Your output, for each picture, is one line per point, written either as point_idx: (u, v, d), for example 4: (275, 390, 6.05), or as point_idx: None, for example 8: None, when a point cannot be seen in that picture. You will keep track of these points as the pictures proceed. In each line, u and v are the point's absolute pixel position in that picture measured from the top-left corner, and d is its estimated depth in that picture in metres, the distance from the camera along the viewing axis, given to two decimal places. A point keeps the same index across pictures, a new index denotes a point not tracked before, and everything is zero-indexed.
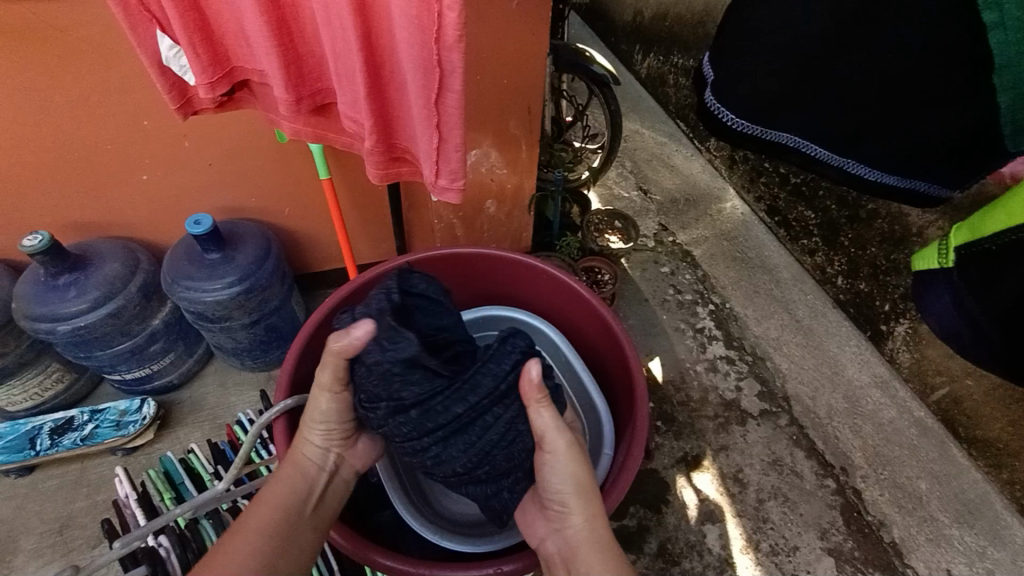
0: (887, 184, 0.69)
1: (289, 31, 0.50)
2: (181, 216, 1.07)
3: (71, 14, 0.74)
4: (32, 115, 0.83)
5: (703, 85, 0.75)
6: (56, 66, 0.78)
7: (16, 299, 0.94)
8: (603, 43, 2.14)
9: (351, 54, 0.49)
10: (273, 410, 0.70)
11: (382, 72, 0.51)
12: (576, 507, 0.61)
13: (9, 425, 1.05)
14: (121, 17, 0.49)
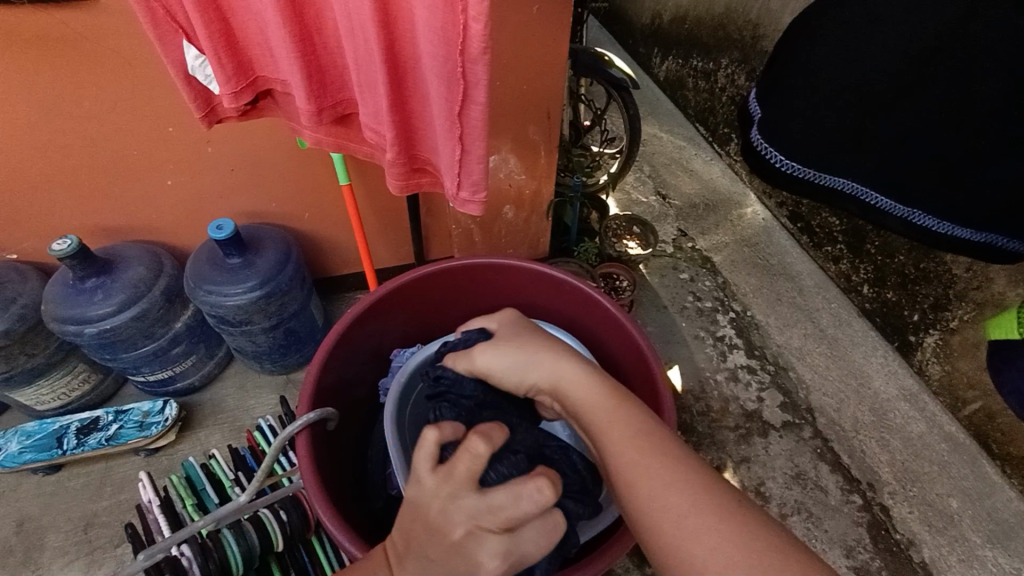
0: (959, 236, 0.75)
1: (312, 42, 0.50)
2: (204, 220, 1.08)
3: (100, 23, 0.75)
4: (63, 122, 0.85)
5: (750, 123, 0.85)
6: (87, 74, 0.80)
7: (45, 301, 0.97)
8: (621, 46, 2.13)
9: (374, 66, 0.48)
10: (301, 421, 0.71)
11: (404, 84, 0.50)
12: (543, 372, 0.64)
13: (37, 424, 1.08)
14: (150, 28, 0.49)
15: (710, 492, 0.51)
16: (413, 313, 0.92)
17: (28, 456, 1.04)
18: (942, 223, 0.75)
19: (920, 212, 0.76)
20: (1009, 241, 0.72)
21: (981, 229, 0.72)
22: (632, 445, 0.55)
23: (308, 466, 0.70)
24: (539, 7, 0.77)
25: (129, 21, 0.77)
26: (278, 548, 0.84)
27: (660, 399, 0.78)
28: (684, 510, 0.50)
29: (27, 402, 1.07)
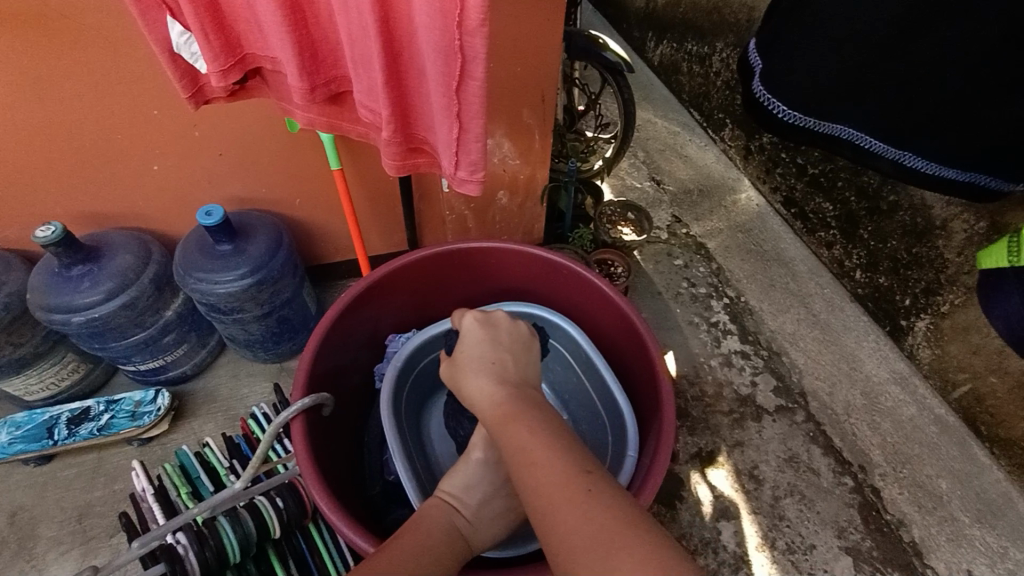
0: (948, 176, 0.74)
1: (303, 16, 0.48)
2: (192, 207, 1.06)
3: (79, 0, 0.73)
4: (43, 104, 0.83)
5: (750, 75, 0.81)
6: (67, 53, 0.78)
7: (30, 290, 0.95)
8: (615, 30, 2.10)
9: (369, 41, 0.47)
10: (294, 406, 0.70)
11: (400, 58, 0.49)
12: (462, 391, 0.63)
13: (27, 415, 1.06)
14: (131, 2, 0.47)
15: (574, 494, 0.47)
16: (409, 298, 0.92)
17: (17, 447, 1.03)
18: (931, 165, 0.74)
19: (912, 154, 0.75)
20: (991, 180, 0.73)
21: (969, 169, 0.72)
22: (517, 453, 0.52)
23: (304, 449, 0.70)
24: None
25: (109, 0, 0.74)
26: (275, 535, 0.84)
27: (658, 384, 0.78)
28: (549, 516, 0.46)
29: (15, 393, 1.05)
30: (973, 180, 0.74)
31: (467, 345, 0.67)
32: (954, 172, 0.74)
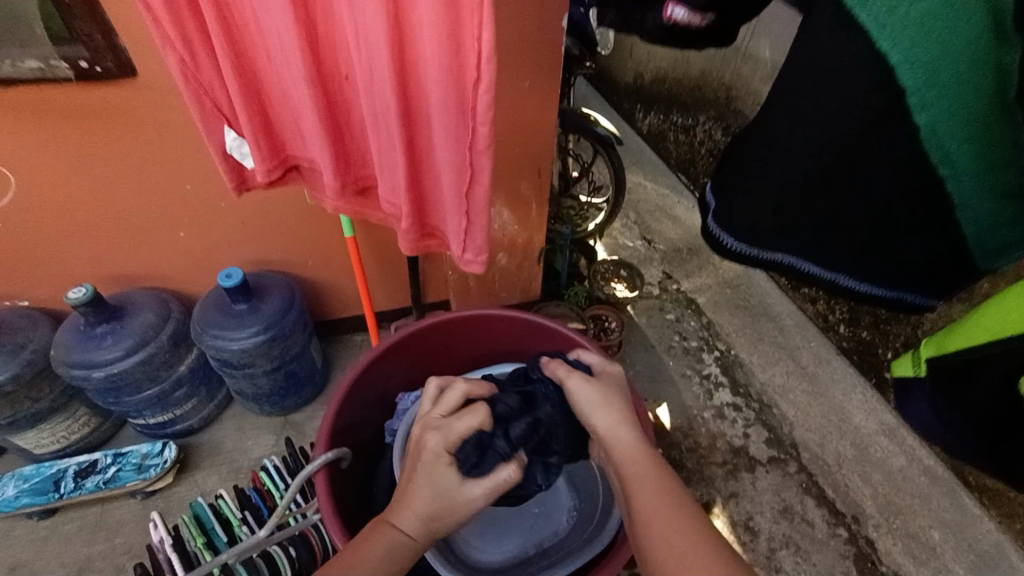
0: (874, 295, 0.56)
1: (341, 131, 0.57)
2: (212, 268, 1.14)
3: (135, 97, 0.85)
4: (86, 179, 0.92)
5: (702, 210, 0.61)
6: (115, 134, 0.88)
7: (55, 346, 1.00)
8: (605, 102, 2.28)
9: (394, 152, 0.55)
10: (319, 458, 0.74)
11: (420, 165, 0.57)
12: (599, 419, 0.66)
13: (35, 468, 1.09)
14: (197, 114, 0.56)
15: (720, 553, 0.51)
16: (412, 358, 0.96)
17: (24, 500, 1.04)
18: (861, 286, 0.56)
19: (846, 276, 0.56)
20: (917, 297, 0.55)
21: (894, 288, 0.55)
22: (658, 498, 0.57)
23: (327, 500, 0.73)
24: (530, 82, 0.87)
25: (162, 94, 0.86)
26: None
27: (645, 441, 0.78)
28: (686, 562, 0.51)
29: (27, 446, 1.08)
30: (895, 296, 0.56)
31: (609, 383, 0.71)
32: (874, 288, 0.55)
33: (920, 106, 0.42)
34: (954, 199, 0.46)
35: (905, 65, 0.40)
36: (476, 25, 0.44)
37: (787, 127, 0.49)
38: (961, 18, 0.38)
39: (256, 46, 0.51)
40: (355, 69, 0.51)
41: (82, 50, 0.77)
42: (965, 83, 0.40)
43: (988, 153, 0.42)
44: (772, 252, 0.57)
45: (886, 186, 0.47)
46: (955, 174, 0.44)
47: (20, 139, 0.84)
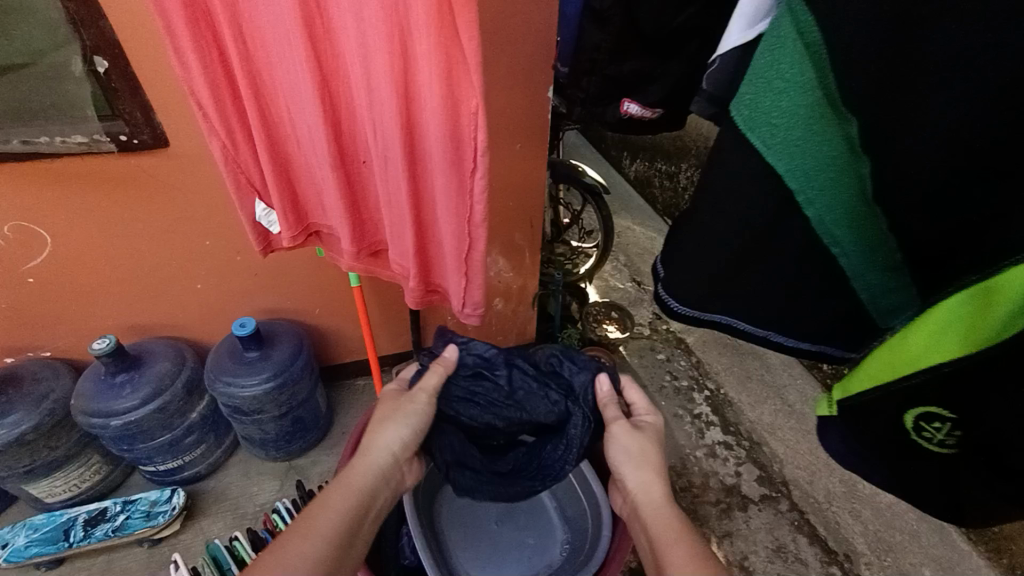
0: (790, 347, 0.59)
1: (357, 204, 0.65)
2: (225, 316, 1.20)
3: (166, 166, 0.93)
4: (115, 238, 1.00)
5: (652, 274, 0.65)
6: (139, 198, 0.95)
7: (76, 396, 1.06)
8: (595, 150, 2.43)
9: (404, 224, 0.64)
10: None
11: (425, 233, 0.66)
12: (637, 480, 0.64)
13: (45, 517, 1.12)
14: (233, 191, 0.64)
15: None
16: None
17: (34, 549, 1.07)
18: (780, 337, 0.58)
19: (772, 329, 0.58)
20: (834, 349, 0.58)
21: (812, 339, 0.57)
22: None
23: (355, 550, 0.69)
24: (521, 144, 0.91)
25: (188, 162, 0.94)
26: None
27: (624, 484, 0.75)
28: None
29: (38, 495, 1.11)
30: (815, 347, 0.58)
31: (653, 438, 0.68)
32: (795, 341, 0.58)
33: (806, 201, 0.48)
34: (847, 271, 0.51)
35: (790, 173, 0.47)
36: (472, 129, 0.54)
37: (713, 214, 0.53)
38: (822, 139, 0.46)
39: (288, 135, 0.60)
40: (372, 156, 0.60)
41: (121, 125, 0.83)
42: (835, 184, 0.47)
43: (865, 233, 0.49)
44: (714, 311, 0.59)
45: (794, 262, 0.53)
46: (844, 252, 0.50)
47: (61, 208, 0.93)
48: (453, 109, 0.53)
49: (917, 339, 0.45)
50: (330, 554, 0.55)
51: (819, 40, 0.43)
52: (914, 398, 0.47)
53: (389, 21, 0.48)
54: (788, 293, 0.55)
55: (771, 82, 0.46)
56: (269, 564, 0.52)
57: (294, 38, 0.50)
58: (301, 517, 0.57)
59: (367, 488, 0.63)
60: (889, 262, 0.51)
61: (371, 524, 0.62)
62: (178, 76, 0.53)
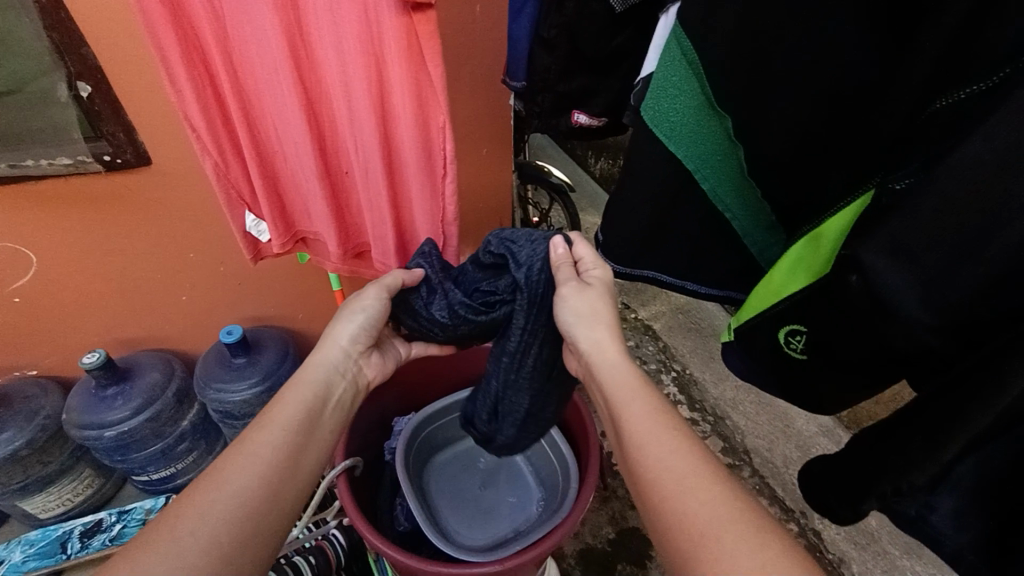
0: (702, 294, 0.70)
1: (342, 211, 0.72)
2: (211, 327, 1.23)
3: (146, 182, 0.93)
4: (96, 257, 1.01)
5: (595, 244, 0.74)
6: (118, 214, 0.96)
7: (68, 410, 1.09)
8: (561, 150, 2.53)
9: (385, 228, 0.72)
10: (334, 467, 0.74)
11: (404, 235, 0.75)
12: (601, 335, 0.64)
13: (40, 533, 1.14)
14: (225, 204, 0.69)
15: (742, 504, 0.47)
16: None
17: (32, 564, 1.09)
18: (697, 286, 0.69)
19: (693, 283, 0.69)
20: (742, 296, 0.70)
21: (719, 286, 0.69)
22: (664, 436, 0.54)
23: (350, 502, 0.71)
24: (487, 150, 0.97)
25: (166, 178, 0.93)
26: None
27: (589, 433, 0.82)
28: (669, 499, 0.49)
29: (32, 511, 1.13)
30: (725, 294, 0.70)
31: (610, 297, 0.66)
32: (706, 288, 0.69)
33: (702, 178, 0.60)
34: (738, 231, 0.64)
35: (688, 158, 0.59)
36: (441, 142, 0.64)
37: (633, 193, 0.64)
38: (708, 131, 0.58)
39: (275, 151, 0.67)
40: (354, 167, 0.67)
41: (105, 145, 0.84)
42: (723, 165, 0.59)
43: (749, 205, 0.62)
44: (643, 268, 0.69)
45: (698, 228, 0.64)
46: (729, 212, 0.62)
47: (44, 230, 0.94)
48: (424, 124, 0.62)
49: (778, 274, 0.59)
50: (292, 438, 0.58)
51: (698, 60, 0.55)
52: (779, 317, 0.59)
53: (367, 53, 0.56)
54: (698, 255, 0.67)
55: (666, 90, 0.58)
56: (230, 454, 0.54)
57: (281, 69, 0.57)
58: (259, 413, 0.60)
59: (323, 380, 0.67)
60: (766, 224, 0.64)
61: (334, 414, 0.66)
62: (173, 102, 0.58)
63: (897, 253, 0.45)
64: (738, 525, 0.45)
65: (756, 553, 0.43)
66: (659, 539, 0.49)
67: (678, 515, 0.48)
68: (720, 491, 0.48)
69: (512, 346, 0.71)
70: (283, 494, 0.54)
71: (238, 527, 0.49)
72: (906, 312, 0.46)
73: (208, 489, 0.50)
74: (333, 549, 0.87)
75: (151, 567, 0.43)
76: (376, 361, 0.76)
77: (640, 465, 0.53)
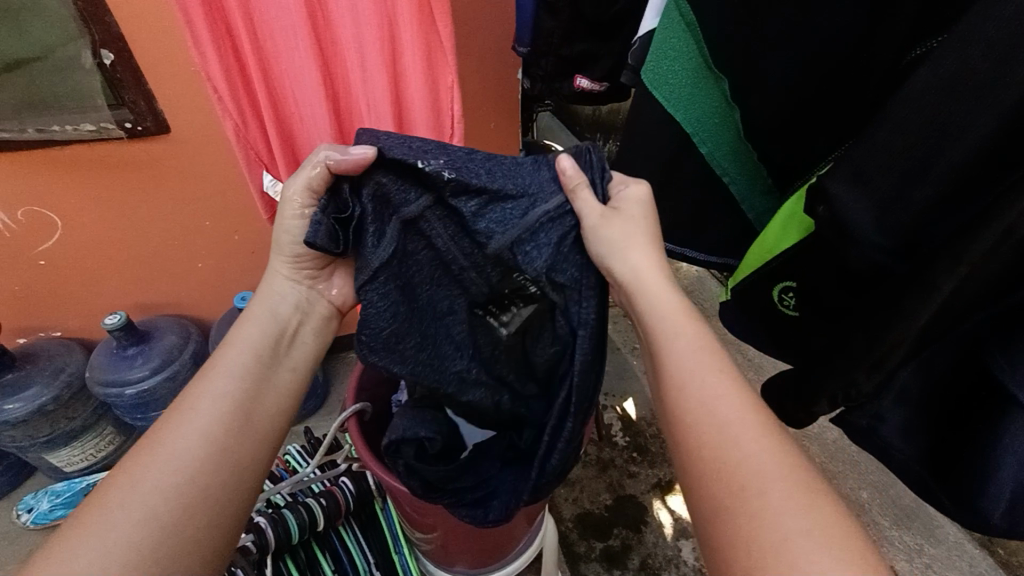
0: (694, 258, 0.72)
1: None
2: (225, 294, 1.26)
3: (162, 149, 0.96)
4: (115, 222, 1.05)
5: None
6: (137, 180, 1.00)
7: (91, 368, 1.15)
8: (568, 131, 2.41)
9: None
10: (346, 411, 0.79)
11: None
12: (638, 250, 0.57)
13: (66, 485, 1.20)
14: (244, 166, 0.72)
15: (805, 471, 0.42)
16: None
17: (58, 512, 1.15)
18: (694, 254, 0.71)
19: (692, 250, 0.71)
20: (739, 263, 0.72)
21: (713, 252, 0.71)
22: (718, 386, 0.48)
23: (361, 441, 0.77)
24: (496, 124, 1.01)
25: (185, 148, 0.97)
26: (319, 531, 0.89)
27: None
28: (732, 454, 0.43)
29: (58, 464, 1.19)
30: (724, 262, 0.72)
31: (637, 218, 0.58)
32: (705, 255, 0.71)
33: (700, 142, 0.63)
34: (737, 196, 0.66)
35: (687, 120, 0.63)
36: (450, 103, 0.68)
37: None
38: (706, 93, 0.61)
39: (292, 113, 0.70)
40: (367, 129, 0.70)
41: (127, 113, 0.87)
42: (721, 129, 0.62)
43: (752, 170, 0.64)
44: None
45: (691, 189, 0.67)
46: (727, 174, 0.64)
47: (69, 195, 0.98)
48: (434, 87, 0.66)
49: (770, 233, 0.62)
50: (236, 390, 0.55)
51: (695, 22, 0.59)
52: (771, 274, 0.63)
53: (381, 13, 0.59)
54: (690, 210, 0.69)
55: (666, 53, 0.62)
56: (169, 421, 0.51)
57: (300, 30, 0.60)
58: (204, 362, 0.57)
59: (271, 316, 0.64)
60: (765, 188, 0.65)
61: (291, 351, 0.63)
62: (196, 64, 0.61)
63: (859, 180, 0.49)
64: (788, 476, 0.41)
65: (805, 507, 0.40)
66: (685, 477, 0.46)
67: (718, 457, 0.44)
68: (770, 441, 0.44)
69: (576, 310, 0.59)
70: (234, 451, 0.51)
71: (175, 496, 0.46)
72: (864, 236, 0.49)
73: (143, 454, 0.48)
74: (344, 496, 0.92)
75: (88, 546, 0.42)
76: (342, 281, 0.70)
77: (700, 414, 0.47)
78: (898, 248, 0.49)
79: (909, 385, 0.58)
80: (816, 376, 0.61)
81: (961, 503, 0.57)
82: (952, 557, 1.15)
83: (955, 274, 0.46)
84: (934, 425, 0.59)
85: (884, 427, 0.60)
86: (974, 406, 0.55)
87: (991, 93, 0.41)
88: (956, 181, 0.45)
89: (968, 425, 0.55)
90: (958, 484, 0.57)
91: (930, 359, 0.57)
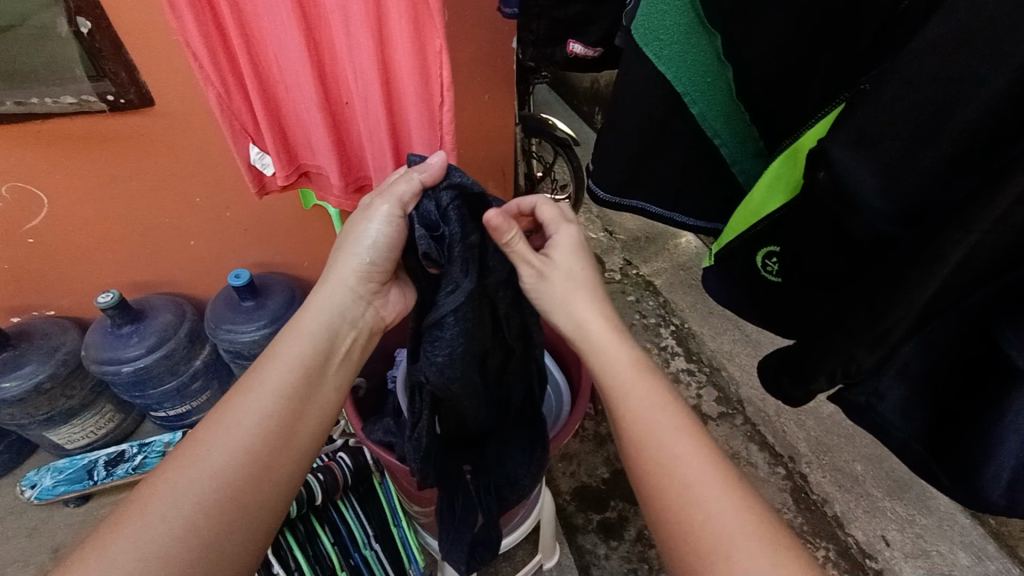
0: (684, 222, 0.71)
1: (343, 141, 0.73)
2: (219, 272, 1.25)
3: (147, 123, 0.93)
4: (102, 198, 1.02)
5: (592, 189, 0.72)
6: (123, 155, 0.97)
7: (87, 347, 1.14)
8: (567, 105, 2.36)
9: (384, 157, 0.73)
10: None
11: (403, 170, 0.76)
12: (581, 306, 0.60)
13: (68, 461, 1.22)
14: (228, 136, 0.70)
15: (767, 521, 0.47)
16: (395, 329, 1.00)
17: (61, 488, 1.17)
18: (685, 218, 0.70)
19: (683, 215, 0.70)
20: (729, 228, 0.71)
21: (703, 216, 0.70)
22: (677, 438, 0.51)
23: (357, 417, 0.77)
24: (490, 95, 0.97)
25: (170, 121, 0.94)
26: (317, 505, 0.90)
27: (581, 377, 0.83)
28: (697, 511, 0.47)
29: (59, 441, 1.21)
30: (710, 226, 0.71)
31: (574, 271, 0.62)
32: (694, 220, 0.70)
33: (691, 102, 0.60)
34: (726, 158, 0.64)
35: (680, 81, 0.59)
36: (439, 68, 0.64)
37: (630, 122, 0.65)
38: (699, 51, 0.57)
39: (276, 81, 0.67)
40: (353, 96, 0.68)
41: (108, 85, 0.84)
42: (713, 90, 0.59)
43: (743, 130, 0.62)
44: (632, 198, 0.69)
45: (691, 158, 0.65)
46: (720, 135, 0.62)
47: (54, 172, 0.96)
48: (421, 50, 0.62)
49: (757, 195, 0.61)
50: (276, 405, 0.53)
51: None
52: (758, 238, 0.62)
53: None
54: (689, 177, 0.67)
55: (657, 6, 0.56)
56: (208, 423, 0.51)
57: None
58: (248, 373, 0.55)
59: (326, 330, 0.61)
60: (754, 149, 0.63)
61: (341, 368, 0.61)
62: (173, 29, 0.59)
63: (863, 143, 0.48)
64: (754, 529, 0.46)
65: (771, 559, 0.44)
66: (659, 536, 0.50)
67: (685, 515, 0.48)
68: (731, 494, 0.48)
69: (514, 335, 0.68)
70: (276, 469, 0.51)
71: (217, 510, 0.46)
72: (868, 203, 0.49)
73: (184, 467, 0.48)
74: (342, 471, 0.93)
75: (125, 554, 0.42)
76: (398, 296, 0.69)
77: (665, 470, 0.50)
78: (903, 213, 0.49)
79: (911, 360, 0.57)
80: (814, 352, 0.59)
81: (962, 478, 0.58)
82: (943, 526, 1.17)
83: (964, 243, 0.45)
84: (936, 397, 0.58)
85: (882, 403, 0.60)
86: (977, 377, 0.55)
87: (1009, 45, 0.39)
88: (962, 143, 0.44)
89: (970, 398, 0.55)
90: (960, 454, 0.57)
91: (934, 333, 0.55)
